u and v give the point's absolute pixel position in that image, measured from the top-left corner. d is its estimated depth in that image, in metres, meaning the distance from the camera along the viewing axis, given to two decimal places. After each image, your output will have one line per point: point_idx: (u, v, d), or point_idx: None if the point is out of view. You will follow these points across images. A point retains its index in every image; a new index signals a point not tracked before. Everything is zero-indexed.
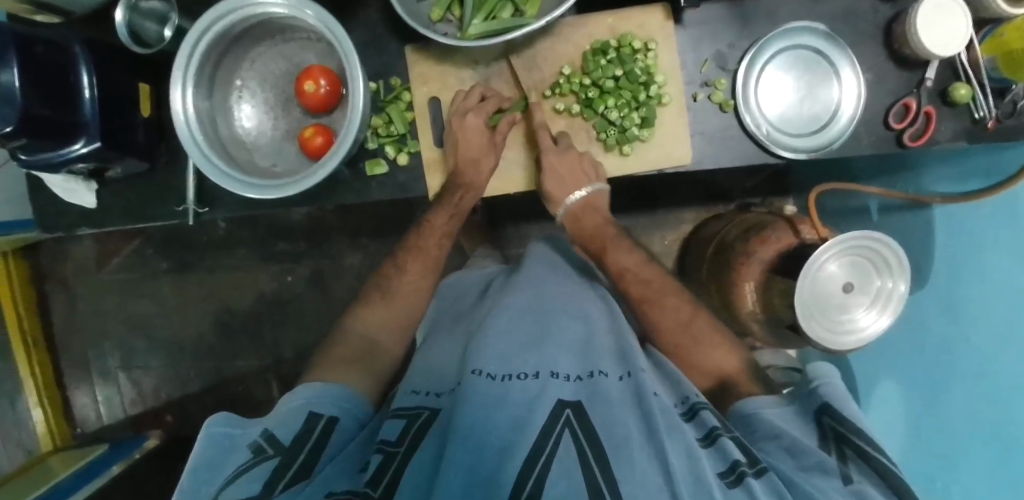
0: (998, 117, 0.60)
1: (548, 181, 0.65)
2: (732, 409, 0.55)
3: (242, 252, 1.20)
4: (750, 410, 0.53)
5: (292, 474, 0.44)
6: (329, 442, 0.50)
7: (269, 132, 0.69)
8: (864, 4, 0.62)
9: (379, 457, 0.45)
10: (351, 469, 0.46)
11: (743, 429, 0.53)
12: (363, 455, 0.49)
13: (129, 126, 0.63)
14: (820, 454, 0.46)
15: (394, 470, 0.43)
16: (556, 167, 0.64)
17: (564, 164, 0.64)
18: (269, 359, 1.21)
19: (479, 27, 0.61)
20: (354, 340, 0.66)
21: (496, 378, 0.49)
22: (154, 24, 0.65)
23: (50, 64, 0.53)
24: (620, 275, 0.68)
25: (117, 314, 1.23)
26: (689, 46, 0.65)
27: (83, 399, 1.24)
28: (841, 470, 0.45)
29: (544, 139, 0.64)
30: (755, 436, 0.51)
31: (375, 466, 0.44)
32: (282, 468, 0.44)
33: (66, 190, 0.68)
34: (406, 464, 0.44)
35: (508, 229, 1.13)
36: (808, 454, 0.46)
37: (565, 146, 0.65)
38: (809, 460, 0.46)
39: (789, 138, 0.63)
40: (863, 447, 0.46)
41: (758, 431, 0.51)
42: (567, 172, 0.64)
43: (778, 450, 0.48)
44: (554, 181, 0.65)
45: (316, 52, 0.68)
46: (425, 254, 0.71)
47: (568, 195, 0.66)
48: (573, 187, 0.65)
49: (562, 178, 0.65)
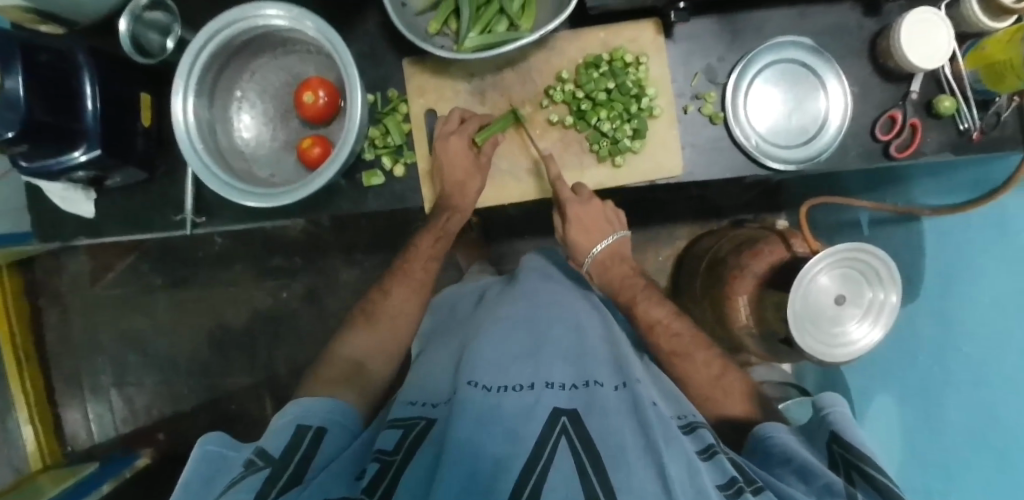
0: (982, 128, 0.61)
1: (575, 231, 0.69)
2: (748, 437, 0.54)
3: (238, 268, 1.20)
4: (763, 433, 0.52)
5: (283, 484, 0.42)
6: (317, 456, 0.48)
7: (268, 143, 0.70)
8: (849, 19, 0.64)
9: (376, 466, 0.43)
10: (346, 478, 0.43)
11: (758, 455, 0.51)
12: (358, 464, 0.46)
13: (129, 135, 0.63)
14: (827, 477, 0.44)
15: (390, 477, 0.42)
16: (582, 217, 0.67)
17: (590, 213, 0.67)
18: (263, 376, 1.20)
19: (475, 40, 0.63)
20: (339, 361, 0.65)
21: (492, 390, 0.47)
22: (157, 35, 0.66)
23: (52, 72, 0.54)
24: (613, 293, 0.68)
25: (111, 329, 1.23)
26: (680, 59, 0.66)
27: (74, 415, 1.23)
28: (848, 492, 0.42)
29: (565, 191, 0.65)
30: (770, 460, 0.49)
31: (371, 473, 0.42)
32: (272, 480, 0.42)
33: (64, 198, 0.69)
34: (405, 470, 0.42)
35: (504, 246, 1.13)
36: (816, 476, 0.44)
37: (588, 196, 0.67)
38: (816, 483, 0.44)
39: (779, 150, 0.64)
40: (871, 471, 0.44)
41: (773, 455, 0.49)
42: (588, 226, 0.68)
43: (790, 474, 0.46)
44: (579, 229, 0.68)
45: (315, 65, 0.69)
46: (409, 275, 0.71)
47: (595, 244, 0.70)
48: (597, 235, 0.69)
49: (586, 225, 0.68)
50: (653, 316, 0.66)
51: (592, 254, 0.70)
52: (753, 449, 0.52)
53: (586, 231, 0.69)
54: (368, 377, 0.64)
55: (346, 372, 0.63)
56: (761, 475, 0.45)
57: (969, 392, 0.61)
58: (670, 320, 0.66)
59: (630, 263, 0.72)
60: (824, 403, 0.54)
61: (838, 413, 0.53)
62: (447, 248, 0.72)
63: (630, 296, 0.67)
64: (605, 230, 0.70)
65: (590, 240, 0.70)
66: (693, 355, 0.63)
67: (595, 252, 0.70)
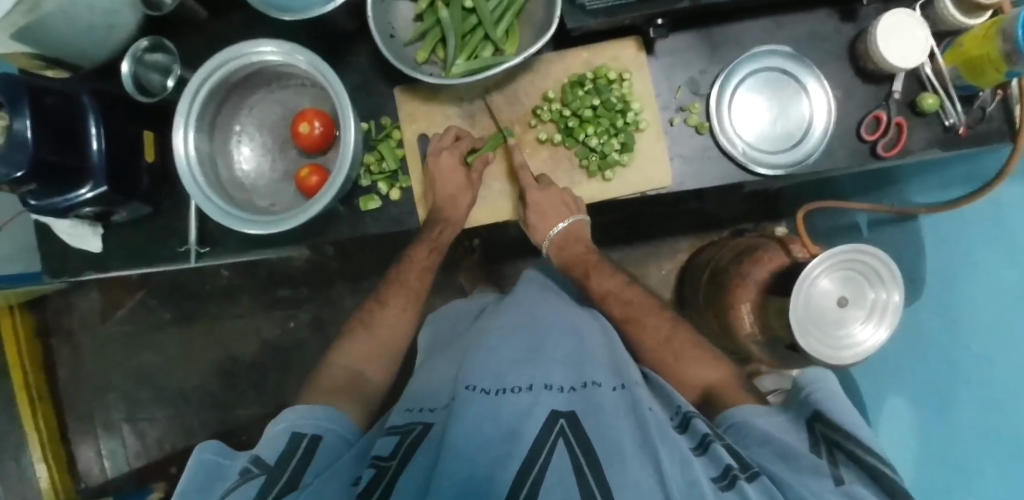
0: (968, 123, 0.61)
1: (533, 216, 0.67)
2: (722, 417, 0.52)
3: (246, 300, 1.21)
4: (737, 419, 0.50)
5: (282, 486, 0.43)
6: (314, 457, 0.48)
7: (267, 173, 0.72)
8: (827, 26, 0.65)
9: (371, 472, 0.42)
10: (342, 483, 0.43)
11: (733, 438, 0.50)
12: (357, 470, 0.46)
13: (134, 172, 0.66)
14: (812, 457, 0.44)
15: (385, 484, 0.41)
16: (536, 200, 0.66)
17: (545, 197, 0.66)
18: (273, 406, 1.20)
19: (462, 66, 0.65)
20: (337, 372, 0.65)
21: (491, 393, 0.46)
22: (158, 75, 0.70)
23: (60, 114, 0.57)
24: (613, 304, 0.67)
25: (122, 365, 1.24)
26: (662, 73, 0.68)
27: (87, 452, 1.24)
28: (834, 473, 0.42)
29: (526, 178, 0.67)
30: (748, 444, 0.48)
31: (366, 480, 0.42)
32: (270, 484, 0.43)
33: (72, 235, 0.72)
34: (399, 477, 0.41)
35: (506, 267, 1.14)
36: (801, 457, 0.44)
37: (546, 183, 0.67)
38: (802, 463, 0.43)
39: (766, 156, 0.65)
40: (857, 452, 0.45)
41: (750, 437, 0.48)
42: (547, 211, 0.66)
43: (770, 454, 0.45)
44: (536, 214, 0.67)
45: (311, 96, 0.72)
46: (406, 288, 0.72)
47: (552, 226, 0.67)
48: (553, 218, 0.67)
49: (544, 210, 0.66)
50: (605, 287, 0.68)
51: (551, 236, 0.69)
52: (729, 431, 0.50)
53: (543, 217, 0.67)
54: (366, 387, 0.64)
55: (346, 385, 0.63)
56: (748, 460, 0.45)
57: (982, 390, 0.60)
58: (620, 290, 0.68)
59: (586, 241, 0.71)
60: (807, 383, 0.54)
61: (818, 392, 0.52)
62: (441, 259, 0.73)
63: (628, 310, 0.67)
64: (564, 215, 0.67)
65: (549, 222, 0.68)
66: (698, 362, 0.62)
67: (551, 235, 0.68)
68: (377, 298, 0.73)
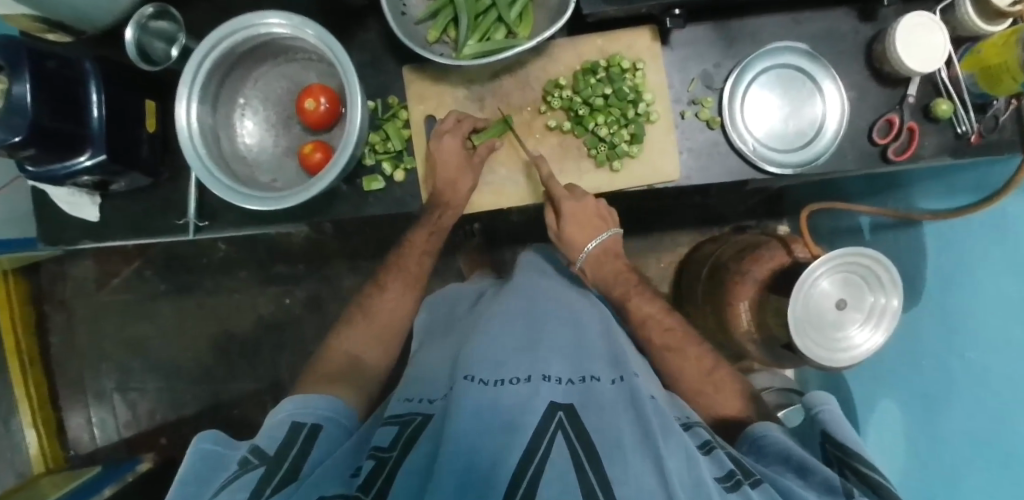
0: (980, 131, 0.61)
1: (571, 228, 0.66)
2: (744, 435, 0.53)
3: (242, 274, 1.21)
4: (757, 433, 0.52)
5: (278, 481, 0.42)
6: (315, 447, 0.48)
7: (270, 148, 0.71)
8: (844, 24, 0.64)
9: (371, 463, 0.41)
10: (341, 474, 0.41)
11: (753, 454, 0.50)
12: (356, 461, 0.44)
13: (135, 142, 0.65)
14: (824, 471, 0.44)
15: (385, 474, 0.39)
16: (574, 212, 0.65)
17: (582, 209, 0.66)
18: (267, 382, 1.20)
19: (473, 48, 0.64)
20: (334, 354, 0.66)
21: (488, 383, 0.45)
22: (162, 44, 0.68)
23: (61, 80, 0.56)
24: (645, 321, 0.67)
25: (114, 335, 1.24)
26: (676, 65, 0.67)
27: (77, 420, 1.24)
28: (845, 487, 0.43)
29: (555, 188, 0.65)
30: (766, 457, 0.49)
31: (366, 470, 0.40)
32: (268, 475, 0.42)
33: (70, 203, 0.70)
34: (396, 472, 0.39)
35: (505, 252, 1.13)
36: (813, 472, 0.44)
37: (580, 192, 0.66)
38: (815, 478, 0.44)
39: (775, 153, 0.65)
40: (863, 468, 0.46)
41: (769, 454, 0.49)
42: (581, 226, 0.66)
43: (787, 471, 0.46)
44: (573, 226, 0.66)
45: (317, 72, 0.70)
46: (405, 271, 0.72)
47: (589, 239, 0.67)
48: (591, 232, 0.67)
49: (581, 222, 0.66)
50: (645, 311, 0.67)
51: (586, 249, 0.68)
52: (750, 447, 0.51)
53: (580, 227, 0.67)
54: (363, 372, 0.64)
55: (342, 365, 0.63)
56: (762, 472, 0.45)
57: (970, 397, 0.59)
58: (662, 315, 0.67)
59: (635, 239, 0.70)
60: (815, 402, 0.57)
61: (828, 411, 0.55)
62: (442, 242, 0.73)
63: (627, 292, 0.68)
64: (597, 229, 0.68)
65: (586, 235, 0.67)
66: (684, 349, 0.64)
67: (589, 247, 0.68)
68: (375, 280, 0.73)
